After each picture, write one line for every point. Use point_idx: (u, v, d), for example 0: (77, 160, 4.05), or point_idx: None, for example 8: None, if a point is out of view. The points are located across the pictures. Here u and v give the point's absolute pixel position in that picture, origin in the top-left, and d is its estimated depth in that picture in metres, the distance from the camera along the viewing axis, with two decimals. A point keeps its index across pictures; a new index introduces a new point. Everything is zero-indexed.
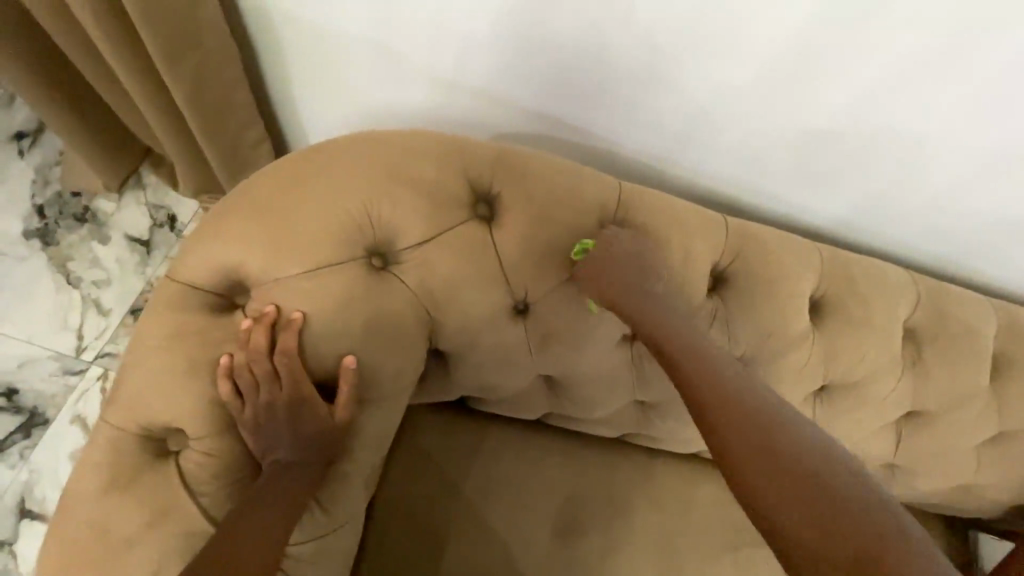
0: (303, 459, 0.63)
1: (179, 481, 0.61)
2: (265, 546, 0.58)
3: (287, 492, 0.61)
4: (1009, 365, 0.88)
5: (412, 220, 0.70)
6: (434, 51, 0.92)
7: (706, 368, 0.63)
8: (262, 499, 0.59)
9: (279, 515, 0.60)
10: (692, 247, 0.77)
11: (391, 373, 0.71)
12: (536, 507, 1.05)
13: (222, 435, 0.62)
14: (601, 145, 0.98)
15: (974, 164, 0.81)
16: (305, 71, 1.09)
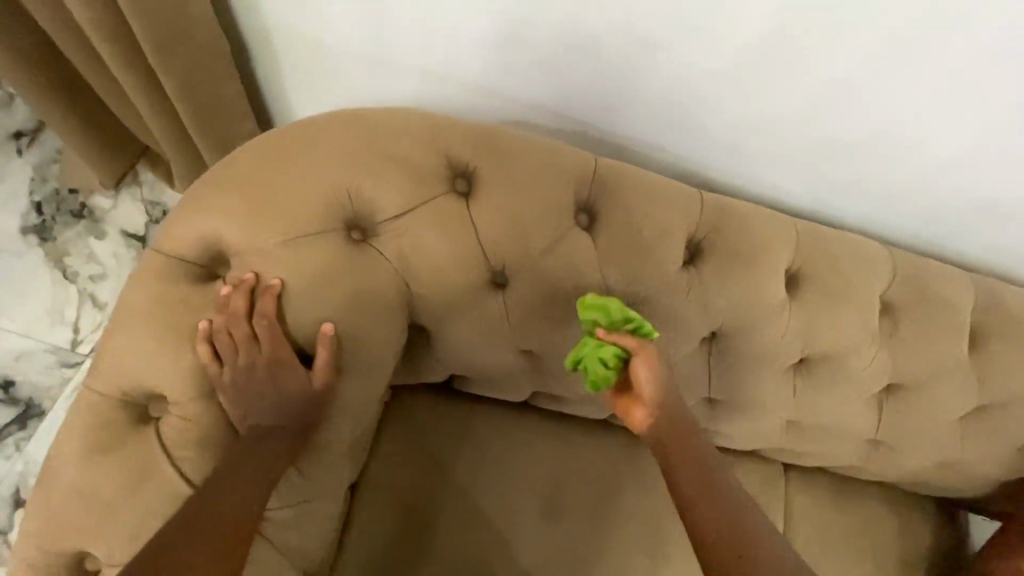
0: (282, 423, 0.65)
1: (159, 445, 0.62)
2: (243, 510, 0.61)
3: (266, 456, 0.64)
4: (987, 338, 0.89)
5: (390, 194, 0.71)
6: (419, 34, 0.92)
7: (695, 453, 0.76)
8: (243, 462, 0.62)
9: (258, 479, 0.62)
10: (668, 221, 0.79)
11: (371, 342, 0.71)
12: (523, 488, 1.05)
13: (201, 401, 0.64)
14: (586, 128, 0.99)
15: (956, 144, 0.82)
16: (296, 69, 1.11)
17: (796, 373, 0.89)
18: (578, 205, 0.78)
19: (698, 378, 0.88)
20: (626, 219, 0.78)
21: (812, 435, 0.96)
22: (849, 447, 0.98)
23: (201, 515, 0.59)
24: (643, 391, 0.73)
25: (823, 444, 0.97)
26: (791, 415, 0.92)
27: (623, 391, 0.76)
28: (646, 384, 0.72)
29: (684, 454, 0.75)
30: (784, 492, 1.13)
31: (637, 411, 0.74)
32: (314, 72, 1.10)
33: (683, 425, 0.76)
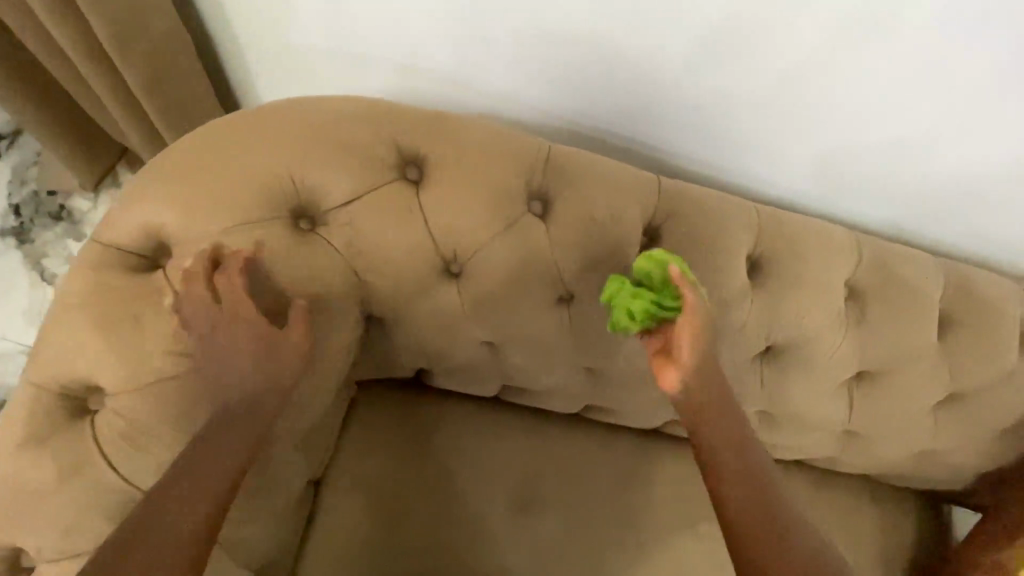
0: (241, 425, 0.63)
1: (91, 438, 0.63)
2: (192, 520, 0.58)
3: (226, 451, 0.62)
4: (956, 323, 0.87)
5: (336, 183, 0.70)
6: (382, 27, 0.90)
7: (739, 446, 0.69)
8: (194, 466, 0.60)
9: (211, 485, 0.60)
10: (623, 206, 0.78)
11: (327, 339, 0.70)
12: (494, 484, 1.02)
13: (137, 393, 0.63)
14: (557, 120, 0.97)
15: (919, 130, 0.80)
16: (263, 64, 1.09)
17: (762, 361, 0.88)
18: (533, 192, 0.77)
19: None
20: (581, 206, 0.77)
21: (783, 426, 0.94)
22: (823, 438, 0.96)
23: (146, 523, 0.57)
24: (683, 352, 0.64)
25: (795, 434, 0.96)
26: (760, 405, 0.91)
27: (661, 350, 0.67)
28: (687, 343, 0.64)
29: (726, 444, 0.69)
30: None
31: (670, 372, 0.65)
32: (281, 68, 1.08)
33: (730, 414, 0.69)
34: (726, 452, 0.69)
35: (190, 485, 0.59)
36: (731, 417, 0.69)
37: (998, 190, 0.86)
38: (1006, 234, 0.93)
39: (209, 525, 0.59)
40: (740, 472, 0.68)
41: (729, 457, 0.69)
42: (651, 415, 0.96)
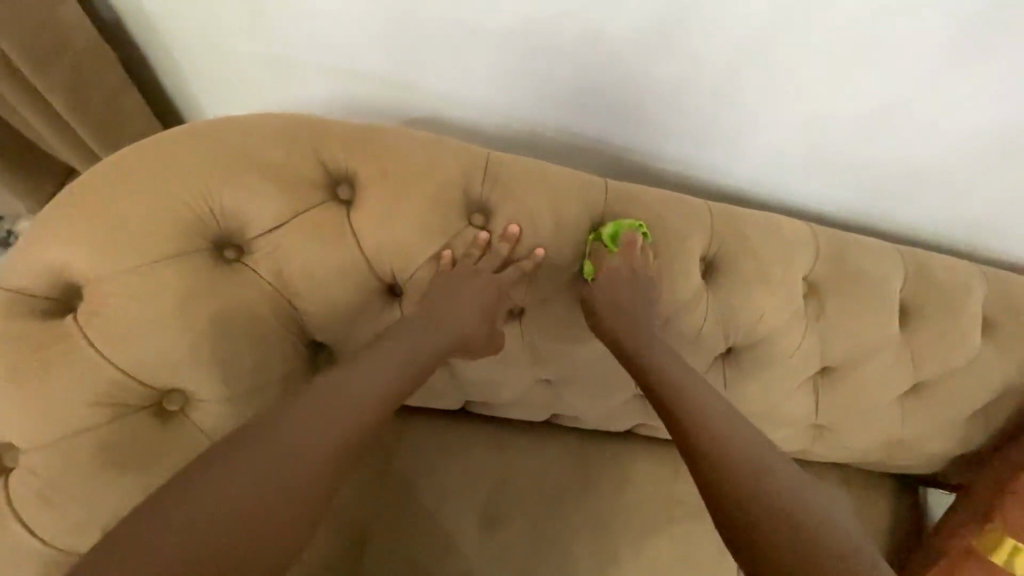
0: (308, 436, 0.54)
1: (3, 496, 0.64)
2: (246, 534, 0.47)
3: (276, 458, 0.52)
4: (917, 310, 0.86)
5: (258, 208, 0.66)
6: (310, 42, 0.84)
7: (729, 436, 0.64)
8: (241, 463, 0.50)
9: (269, 499, 0.49)
10: (566, 212, 0.74)
11: (413, 356, 0.66)
12: (462, 498, 1.00)
13: (48, 448, 0.63)
14: (507, 125, 0.94)
15: (867, 112, 0.80)
16: (185, 85, 1.00)
17: (723, 362, 0.86)
18: (473, 204, 0.73)
19: (620, 373, 0.85)
20: (522, 215, 0.73)
21: None
22: (791, 433, 0.94)
23: (181, 522, 0.45)
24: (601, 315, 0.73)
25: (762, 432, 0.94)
26: None
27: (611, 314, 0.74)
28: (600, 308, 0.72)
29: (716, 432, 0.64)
30: None
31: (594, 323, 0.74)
32: (206, 91, 1.00)
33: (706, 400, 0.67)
34: (716, 437, 0.64)
35: (237, 491, 0.48)
36: (710, 403, 0.67)
37: (950, 170, 0.87)
38: (960, 213, 0.94)
39: (263, 551, 0.47)
40: (738, 460, 0.61)
41: (721, 445, 0.63)
42: (616, 421, 0.94)
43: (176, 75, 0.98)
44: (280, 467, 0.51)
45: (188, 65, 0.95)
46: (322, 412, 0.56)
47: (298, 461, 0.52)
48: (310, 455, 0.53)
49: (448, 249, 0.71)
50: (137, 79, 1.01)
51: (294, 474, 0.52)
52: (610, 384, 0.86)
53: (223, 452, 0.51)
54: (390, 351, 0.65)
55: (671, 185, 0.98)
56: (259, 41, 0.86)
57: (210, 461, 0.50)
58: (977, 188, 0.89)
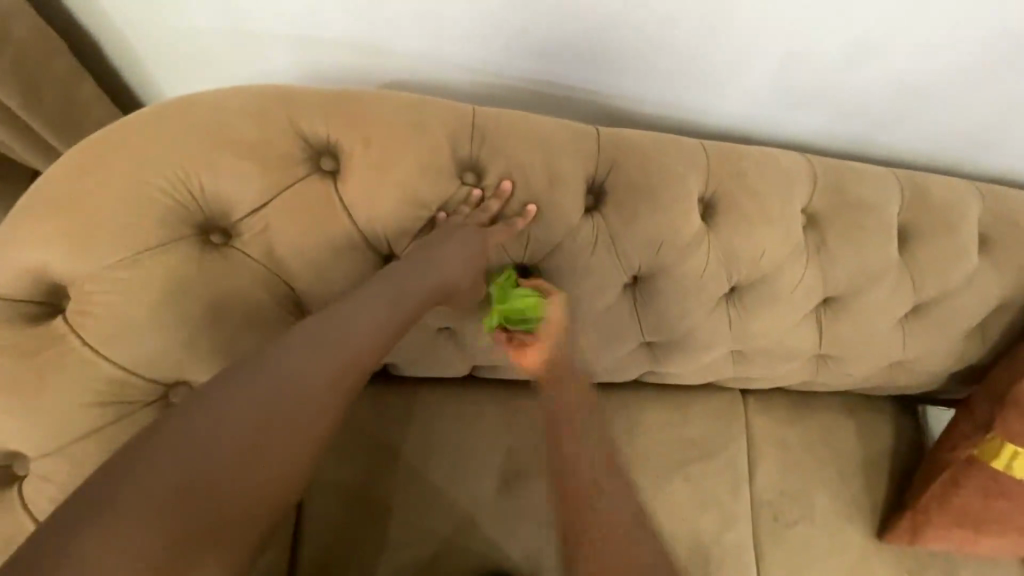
0: (294, 376, 0.53)
1: (18, 503, 0.63)
2: (227, 494, 0.47)
3: (258, 393, 0.51)
4: (916, 233, 0.86)
5: (241, 188, 0.63)
6: (277, 9, 0.79)
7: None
8: (225, 414, 0.49)
9: (253, 438, 0.49)
10: (559, 164, 0.72)
11: (398, 298, 0.62)
12: (479, 462, 1.02)
13: (56, 454, 0.62)
14: (490, 83, 0.89)
15: (861, 31, 0.77)
16: (145, 70, 0.94)
17: (727, 303, 0.86)
18: (463, 164, 0.70)
19: (627, 324, 0.84)
20: (513, 171, 0.70)
21: (755, 361, 0.95)
22: (795, 365, 0.96)
23: (165, 473, 0.45)
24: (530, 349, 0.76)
25: (767, 367, 0.96)
26: (729, 346, 0.90)
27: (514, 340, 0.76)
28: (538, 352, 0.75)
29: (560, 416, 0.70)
30: (744, 418, 1.14)
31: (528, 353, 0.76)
32: (168, 74, 0.94)
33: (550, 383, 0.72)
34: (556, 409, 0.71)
35: (226, 425, 0.49)
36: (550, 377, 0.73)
37: (946, 87, 0.85)
38: (956, 131, 0.93)
39: (249, 478, 0.48)
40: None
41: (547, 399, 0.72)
42: (623, 372, 0.94)
43: (133, 59, 0.91)
44: (269, 403, 0.51)
45: (143, 47, 0.88)
46: (316, 348, 0.55)
47: (286, 396, 0.52)
48: (296, 394, 0.52)
49: (443, 212, 0.69)
50: (94, 70, 0.94)
51: (284, 409, 0.51)
52: (617, 336, 0.86)
53: (206, 399, 0.49)
54: (370, 298, 0.61)
55: (664, 130, 0.96)
56: (217, 12, 0.81)
57: (193, 408, 0.49)
58: (973, 103, 0.87)
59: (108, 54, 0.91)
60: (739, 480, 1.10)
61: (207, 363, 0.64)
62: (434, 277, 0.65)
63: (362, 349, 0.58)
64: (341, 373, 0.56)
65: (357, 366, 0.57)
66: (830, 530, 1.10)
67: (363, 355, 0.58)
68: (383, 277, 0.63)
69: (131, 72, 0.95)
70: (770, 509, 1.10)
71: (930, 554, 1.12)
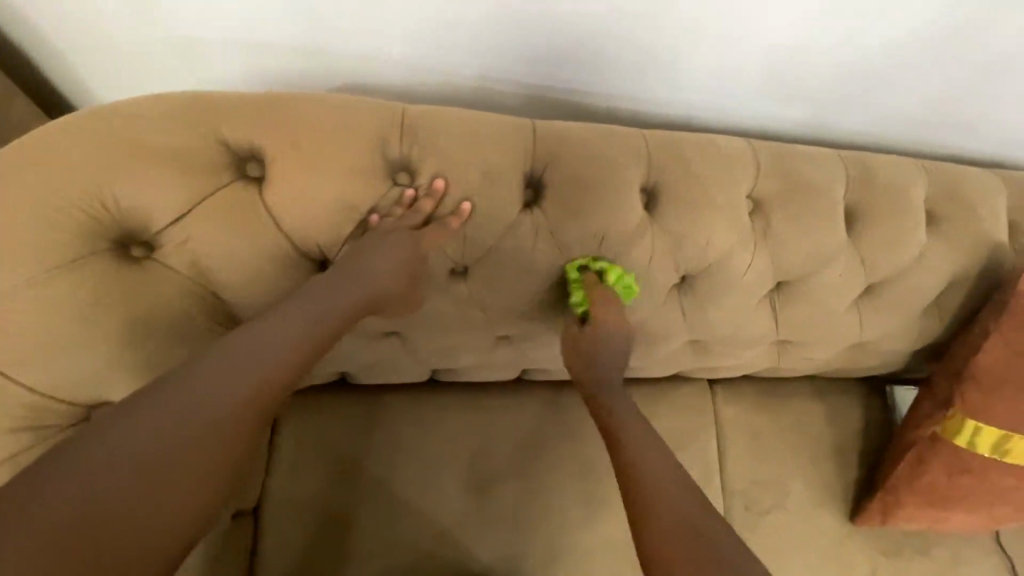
0: (219, 388, 0.54)
1: None
2: (157, 492, 0.49)
3: (182, 407, 0.52)
4: (863, 214, 0.85)
5: (158, 198, 0.61)
6: (207, 15, 0.77)
7: (624, 413, 0.75)
8: (148, 426, 0.50)
9: (176, 449, 0.50)
10: (494, 160, 0.70)
11: (329, 309, 0.63)
12: (442, 468, 0.99)
13: None
14: (433, 84, 0.88)
15: (798, 19, 0.77)
16: (78, 82, 0.91)
17: (680, 293, 0.85)
18: (395, 164, 0.69)
19: None
20: (446, 169, 0.69)
21: (714, 350, 0.94)
22: (754, 352, 0.96)
23: (86, 482, 0.46)
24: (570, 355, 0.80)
25: (728, 355, 0.95)
26: (685, 336, 0.89)
27: None
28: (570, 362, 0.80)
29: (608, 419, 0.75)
30: (712, 408, 1.14)
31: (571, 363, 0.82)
32: (102, 86, 0.92)
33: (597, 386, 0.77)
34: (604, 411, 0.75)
35: (148, 436, 0.50)
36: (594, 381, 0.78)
37: (898, 64, 0.84)
38: (907, 112, 0.93)
39: (171, 488, 0.50)
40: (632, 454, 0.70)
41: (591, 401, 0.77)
42: None
43: (64, 71, 0.89)
44: (193, 414, 0.52)
45: (74, 57, 0.86)
46: (242, 360, 0.56)
47: (210, 408, 0.53)
48: (221, 406, 0.53)
49: (374, 215, 0.67)
50: (23, 83, 0.91)
51: (208, 421, 0.52)
52: None
53: (130, 411, 0.51)
54: (307, 303, 0.62)
55: (620, 126, 0.95)
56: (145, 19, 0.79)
57: (116, 420, 0.50)
58: (918, 83, 0.88)
59: (37, 66, 0.88)
60: (709, 471, 1.09)
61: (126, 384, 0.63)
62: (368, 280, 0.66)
63: (297, 355, 0.59)
64: (276, 375, 0.57)
65: (292, 370, 0.59)
66: (802, 516, 1.09)
67: (293, 364, 0.59)
68: (315, 287, 0.64)
69: (64, 85, 0.92)
70: (741, 498, 1.09)
71: (904, 535, 1.11)
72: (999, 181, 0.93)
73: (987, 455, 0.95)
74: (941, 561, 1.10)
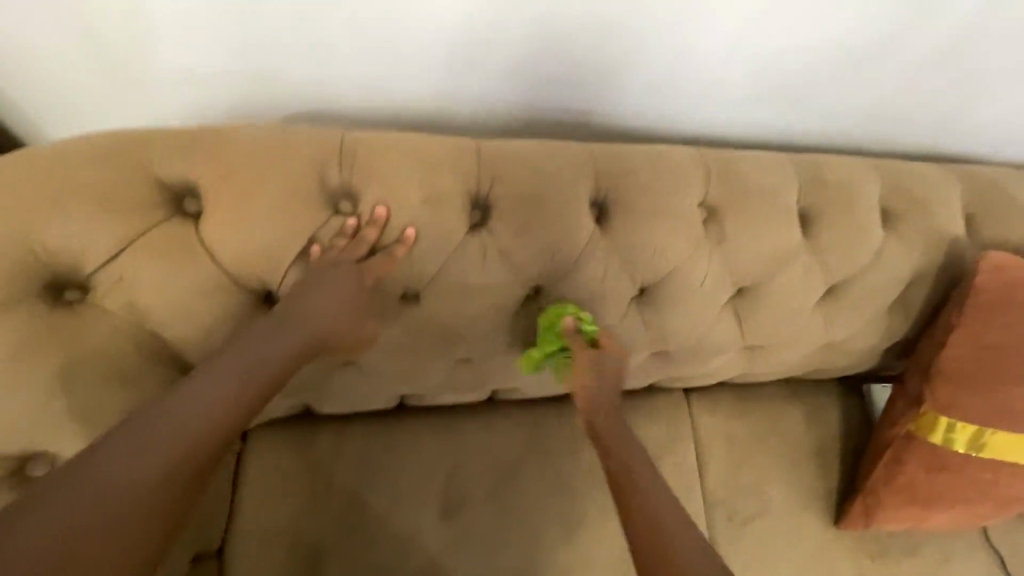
0: (183, 431, 0.56)
1: None
2: (139, 518, 0.51)
3: (147, 449, 0.54)
4: (818, 215, 0.85)
5: (90, 240, 0.60)
6: (151, 51, 0.78)
7: (630, 450, 0.72)
8: (114, 468, 0.52)
9: (140, 491, 0.52)
10: (438, 182, 0.70)
11: (289, 346, 0.64)
12: (414, 495, 0.96)
13: None
14: (385, 107, 0.89)
15: (737, 27, 0.81)
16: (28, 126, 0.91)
17: (640, 305, 0.84)
18: (336, 193, 0.68)
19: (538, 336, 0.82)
20: (388, 195, 0.68)
21: (681, 360, 0.93)
22: (722, 359, 0.95)
23: (49, 529, 0.48)
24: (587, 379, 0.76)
25: (695, 364, 0.94)
26: (649, 347, 0.88)
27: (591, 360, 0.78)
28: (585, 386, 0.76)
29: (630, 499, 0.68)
30: (688, 417, 1.12)
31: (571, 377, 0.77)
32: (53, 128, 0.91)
33: (628, 456, 0.71)
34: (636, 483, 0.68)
35: (112, 479, 0.51)
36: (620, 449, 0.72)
37: (838, 62, 0.87)
38: (858, 112, 0.96)
39: (133, 530, 0.51)
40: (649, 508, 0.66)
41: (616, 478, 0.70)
42: (548, 386, 0.92)
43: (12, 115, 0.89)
44: (158, 456, 0.54)
45: (23, 102, 0.86)
46: (205, 402, 0.58)
47: (175, 451, 0.55)
48: (185, 447, 0.55)
49: (316, 244, 0.67)
50: None
51: (172, 462, 0.54)
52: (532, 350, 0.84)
53: (94, 457, 0.52)
54: (280, 332, 0.64)
55: (584, 139, 0.97)
56: (93, 62, 0.79)
57: (81, 465, 0.51)
58: (864, 83, 0.91)
59: None
60: (689, 482, 1.07)
61: (69, 429, 0.63)
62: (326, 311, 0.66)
63: (269, 382, 0.62)
64: (250, 401, 0.61)
65: (266, 396, 0.62)
66: (785, 523, 1.07)
67: (254, 403, 0.61)
68: (273, 324, 0.64)
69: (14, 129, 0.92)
70: (723, 507, 1.07)
71: (891, 537, 1.09)
72: (951, 175, 0.93)
73: (963, 451, 0.94)
74: (930, 562, 1.08)
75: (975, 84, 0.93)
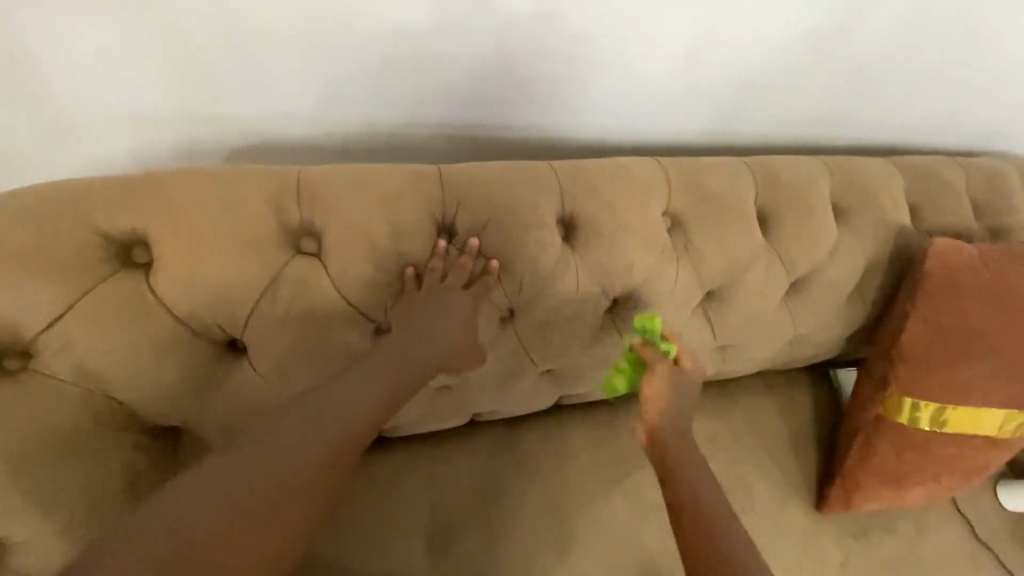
0: (298, 437, 0.58)
1: None
2: (262, 517, 0.53)
3: (274, 451, 0.56)
4: (775, 215, 0.88)
5: (29, 305, 0.57)
6: (85, 95, 0.74)
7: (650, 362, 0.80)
8: (239, 468, 0.54)
9: (268, 488, 0.54)
10: (402, 212, 0.69)
11: (394, 368, 0.66)
12: (401, 529, 0.93)
13: None
14: (341, 136, 0.87)
15: (682, 40, 0.84)
16: None
17: (614, 317, 0.84)
18: (297, 231, 0.66)
19: (515, 356, 0.82)
20: (351, 229, 0.67)
21: None
22: (697, 362, 0.96)
23: (191, 517, 0.50)
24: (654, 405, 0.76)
25: None
26: None
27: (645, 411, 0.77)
28: (655, 402, 0.76)
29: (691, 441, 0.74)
30: None
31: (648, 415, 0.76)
32: None
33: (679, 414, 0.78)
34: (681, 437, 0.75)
35: (238, 478, 0.54)
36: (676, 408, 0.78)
37: (780, 67, 0.91)
38: (801, 113, 1.00)
39: (264, 519, 0.53)
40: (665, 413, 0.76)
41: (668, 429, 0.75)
42: (530, 404, 0.91)
43: None
44: (279, 459, 0.56)
45: None
46: (318, 413, 0.60)
47: (292, 452, 0.57)
48: (302, 450, 0.57)
49: (280, 287, 0.65)
50: None
51: (291, 465, 0.56)
52: (510, 373, 0.84)
53: (223, 458, 0.55)
54: (383, 356, 0.66)
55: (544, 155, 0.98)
56: (19, 109, 0.74)
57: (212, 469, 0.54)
58: (804, 85, 0.95)
59: None
60: None
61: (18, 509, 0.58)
62: (409, 345, 0.67)
63: (348, 410, 0.61)
64: (358, 416, 0.62)
65: (345, 431, 0.60)
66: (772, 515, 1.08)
67: (362, 417, 0.62)
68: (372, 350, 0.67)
69: None
70: None
71: (870, 516, 1.13)
72: (893, 166, 0.98)
73: (928, 428, 0.98)
74: (906, 534, 1.12)
75: (909, 80, 0.98)
